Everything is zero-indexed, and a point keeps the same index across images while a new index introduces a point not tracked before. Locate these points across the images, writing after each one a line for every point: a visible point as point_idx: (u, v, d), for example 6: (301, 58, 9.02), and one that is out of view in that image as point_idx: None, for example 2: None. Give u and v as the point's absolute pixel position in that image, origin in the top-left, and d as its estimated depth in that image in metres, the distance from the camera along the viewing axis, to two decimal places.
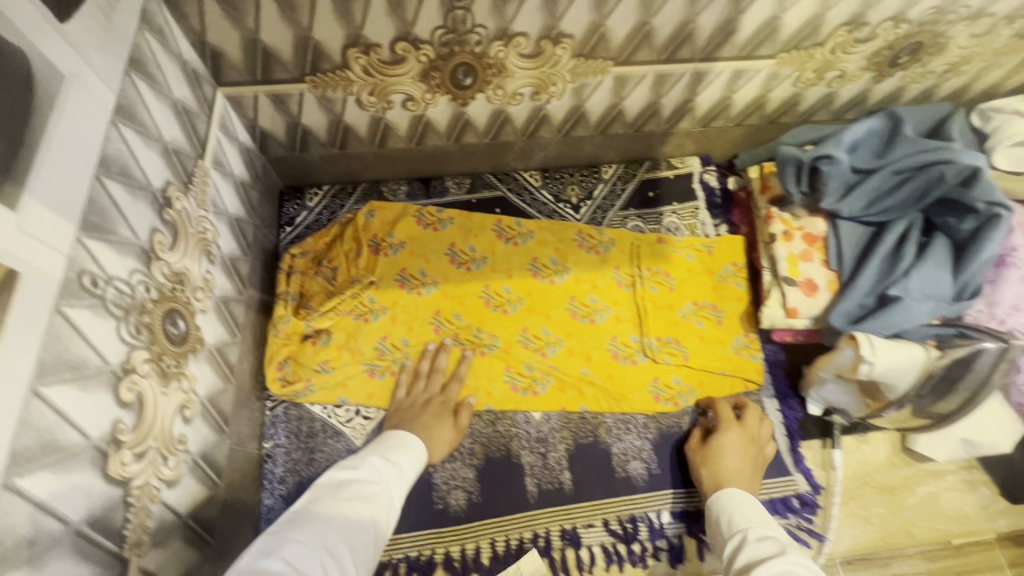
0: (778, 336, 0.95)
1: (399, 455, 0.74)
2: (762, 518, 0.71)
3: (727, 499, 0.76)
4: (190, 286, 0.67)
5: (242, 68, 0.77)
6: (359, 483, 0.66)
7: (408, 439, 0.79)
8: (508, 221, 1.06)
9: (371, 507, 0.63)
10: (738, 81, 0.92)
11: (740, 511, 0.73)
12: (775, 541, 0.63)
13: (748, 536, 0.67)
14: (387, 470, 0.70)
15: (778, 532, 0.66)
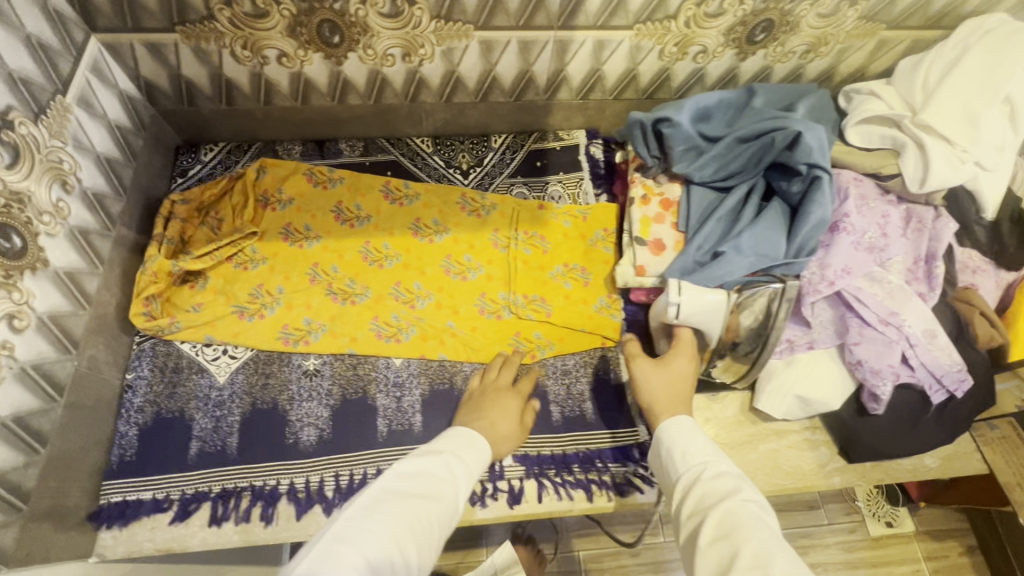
0: (635, 297, 0.98)
1: (471, 452, 0.72)
2: (711, 445, 0.68)
3: (678, 427, 0.70)
4: (32, 208, 0.72)
5: (111, 14, 0.82)
6: (432, 478, 0.65)
7: (479, 437, 0.76)
8: (396, 183, 1.11)
9: (439, 507, 0.62)
10: (602, 51, 0.98)
11: (687, 438, 0.69)
12: (733, 479, 0.62)
13: (704, 472, 0.64)
14: (458, 466, 0.68)
15: (728, 465, 0.65)
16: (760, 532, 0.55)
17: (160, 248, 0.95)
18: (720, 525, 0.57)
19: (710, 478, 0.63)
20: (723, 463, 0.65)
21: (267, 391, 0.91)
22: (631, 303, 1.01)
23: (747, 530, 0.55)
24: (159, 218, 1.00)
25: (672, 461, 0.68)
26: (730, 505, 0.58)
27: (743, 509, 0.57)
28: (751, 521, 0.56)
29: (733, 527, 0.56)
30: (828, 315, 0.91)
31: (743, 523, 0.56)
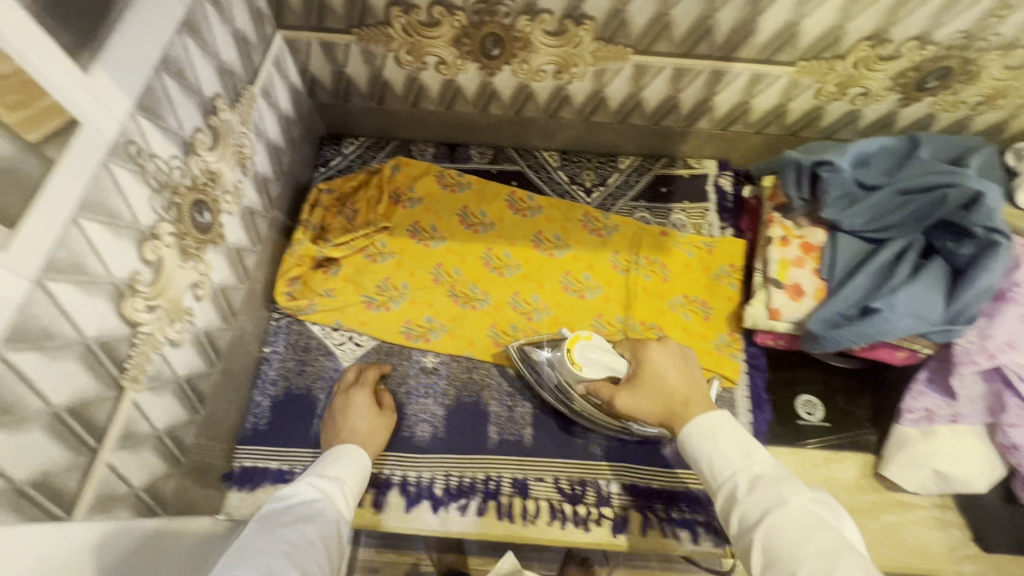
0: (760, 339, 0.96)
1: (337, 466, 0.77)
2: (742, 444, 0.67)
3: (698, 438, 0.68)
4: (221, 187, 0.78)
5: (300, 14, 0.89)
6: (301, 506, 0.69)
7: (349, 449, 0.81)
8: (521, 194, 1.12)
9: (318, 525, 0.67)
10: (756, 85, 0.95)
11: (713, 445, 0.67)
12: (774, 488, 0.62)
13: (739, 483, 0.64)
14: (330, 485, 0.74)
15: (761, 465, 0.65)
16: (821, 547, 0.56)
17: (305, 234, 1.02)
18: (775, 544, 0.58)
19: (749, 492, 0.63)
20: (757, 466, 0.65)
21: (388, 382, 0.95)
22: (752, 344, 0.98)
23: (805, 546, 0.56)
24: (305, 204, 1.07)
25: (703, 468, 0.68)
26: (780, 520, 0.59)
27: (791, 519, 0.59)
28: (805, 537, 0.57)
29: (787, 545, 0.57)
30: (978, 390, 0.84)
31: (796, 539, 0.57)
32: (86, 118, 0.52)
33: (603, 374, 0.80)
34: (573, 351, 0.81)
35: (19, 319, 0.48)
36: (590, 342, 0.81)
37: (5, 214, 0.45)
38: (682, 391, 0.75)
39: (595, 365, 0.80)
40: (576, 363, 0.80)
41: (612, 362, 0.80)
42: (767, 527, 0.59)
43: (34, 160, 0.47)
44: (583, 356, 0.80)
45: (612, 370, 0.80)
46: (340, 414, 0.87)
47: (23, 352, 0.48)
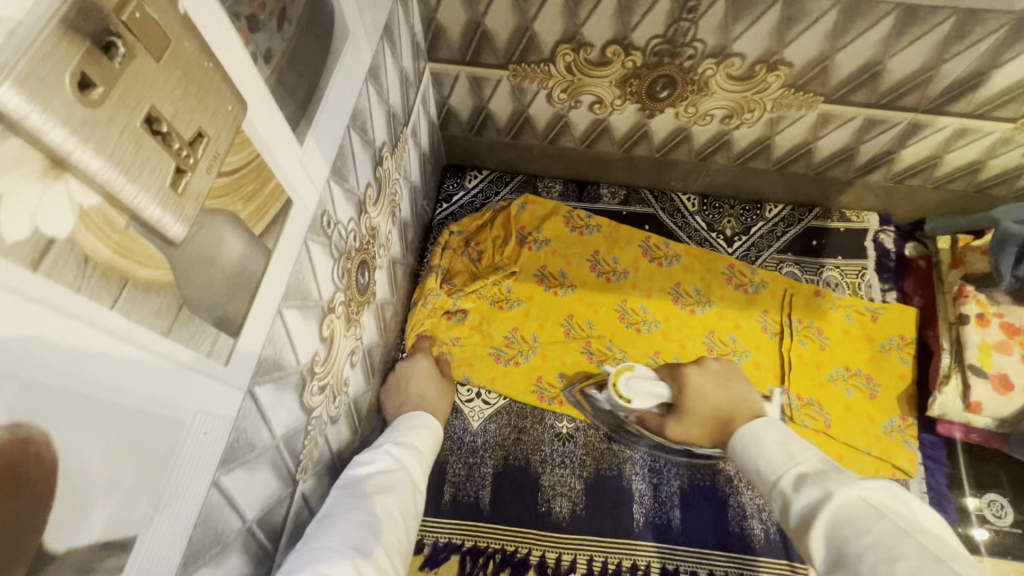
0: (944, 428, 0.86)
1: (417, 436, 0.69)
2: (787, 447, 0.60)
3: (741, 446, 0.63)
4: (378, 242, 0.71)
5: (455, 48, 0.81)
6: (377, 475, 0.60)
7: (417, 417, 0.73)
8: (657, 240, 1.03)
9: (398, 499, 0.58)
10: (957, 140, 0.84)
11: (756, 452, 0.61)
12: (821, 482, 0.52)
13: (786, 479, 0.56)
14: (407, 455, 0.65)
15: (810, 465, 0.56)
16: (881, 536, 0.45)
17: (436, 280, 0.96)
18: (834, 543, 0.47)
19: (796, 491, 0.54)
20: (805, 465, 0.56)
21: (520, 448, 0.88)
22: (929, 432, 0.88)
23: (861, 539, 0.45)
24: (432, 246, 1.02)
25: (757, 476, 0.60)
26: (831, 511, 0.49)
27: (850, 509, 0.48)
28: (861, 527, 0.46)
29: (845, 540, 0.46)
30: None
31: (853, 531, 0.46)
32: (297, 195, 0.46)
33: (655, 403, 0.78)
34: (618, 385, 0.78)
35: (232, 438, 0.41)
36: (633, 373, 0.79)
37: (232, 324, 0.38)
38: (726, 408, 0.72)
39: (645, 396, 0.78)
40: (626, 398, 0.78)
41: (657, 389, 0.77)
42: (821, 521, 0.49)
43: (257, 254, 0.41)
44: (630, 389, 0.78)
45: (661, 398, 0.77)
46: (406, 377, 0.86)
47: (230, 472, 0.42)
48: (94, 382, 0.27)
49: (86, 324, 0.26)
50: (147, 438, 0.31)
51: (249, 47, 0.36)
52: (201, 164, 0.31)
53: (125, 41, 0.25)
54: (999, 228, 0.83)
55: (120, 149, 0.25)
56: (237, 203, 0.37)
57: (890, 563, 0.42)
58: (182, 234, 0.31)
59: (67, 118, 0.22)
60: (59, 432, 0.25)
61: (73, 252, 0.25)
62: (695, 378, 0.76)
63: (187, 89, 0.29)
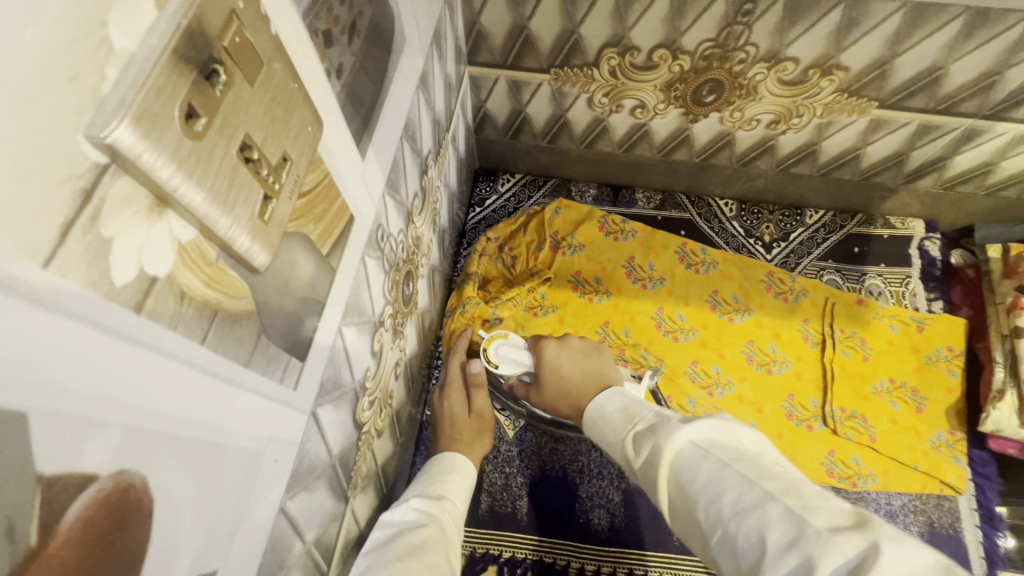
0: (996, 444, 0.83)
1: (445, 485, 0.69)
2: (626, 410, 0.59)
3: (600, 428, 0.60)
4: (421, 251, 0.70)
5: (497, 52, 0.80)
6: (408, 534, 0.57)
7: (443, 460, 0.75)
8: (694, 246, 1.00)
9: (427, 556, 0.53)
10: (1015, 146, 0.81)
11: (604, 426, 0.60)
12: (653, 436, 0.51)
13: (629, 443, 0.54)
14: (434, 506, 0.63)
15: (643, 420, 0.54)
16: (708, 479, 0.43)
17: (473, 288, 0.95)
18: (675, 495, 0.46)
19: (637, 453, 0.52)
20: (641, 423, 0.55)
21: (557, 458, 0.87)
22: (980, 447, 0.85)
23: (693, 487, 0.44)
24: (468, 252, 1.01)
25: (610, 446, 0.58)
26: (665, 466, 0.47)
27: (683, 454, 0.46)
28: (689, 470, 0.45)
29: (682, 490, 0.45)
30: None
31: (686, 480, 0.45)
32: (359, 211, 0.45)
33: (520, 371, 0.83)
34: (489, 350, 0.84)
35: (297, 460, 0.40)
36: (505, 341, 0.84)
37: (301, 347, 0.37)
38: (577, 381, 0.72)
39: (510, 363, 0.83)
40: (494, 362, 0.83)
41: (521, 357, 0.82)
42: (660, 479, 0.47)
43: (324, 274, 0.40)
44: (499, 355, 0.84)
45: (525, 367, 0.82)
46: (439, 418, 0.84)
47: (295, 495, 0.41)
48: (182, 420, 0.26)
49: (179, 363, 0.25)
50: (226, 471, 0.30)
51: (325, 63, 0.35)
52: (285, 190, 0.30)
53: (227, 68, 0.23)
54: None
55: (218, 180, 0.24)
56: (309, 224, 0.35)
57: (716, 504, 0.41)
58: (265, 262, 0.30)
59: (175, 154, 0.21)
60: (153, 475, 0.24)
61: (172, 289, 0.23)
62: (549, 352, 0.78)
63: (275, 113, 0.28)
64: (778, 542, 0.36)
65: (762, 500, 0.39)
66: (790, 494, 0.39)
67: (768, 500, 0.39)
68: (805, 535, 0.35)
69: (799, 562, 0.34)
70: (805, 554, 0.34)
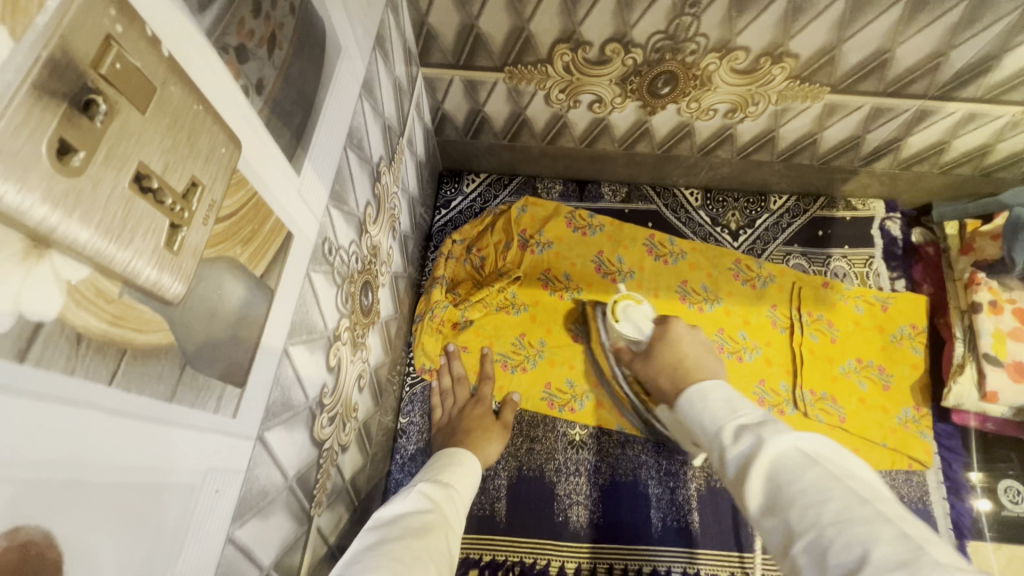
0: (959, 418, 0.85)
1: (452, 473, 0.68)
2: (732, 402, 0.56)
3: (698, 405, 0.58)
4: (379, 260, 0.69)
5: (449, 52, 0.78)
6: (412, 516, 0.57)
7: (456, 454, 0.73)
8: (661, 238, 1.00)
9: (428, 539, 0.53)
10: (965, 125, 0.82)
11: (701, 408, 0.57)
12: (755, 430, 0.49)
13: (722, 436, 0.52)
14: (439, 493, 0.63)
15: (750, 417, 0.52)
16: (813, 483, 0.42)
17: (441, 292, 0.94)
18: (768, 492, 0.44)
19: (734, 441, 0.50)
20: (746, 417, 0.53)
21: (533, 458, 0.87)
22: (944, 421, 0.87)
23: (793, 488, 0.43)
24: (435, 257, 1.00)
25: (698, 427, 0.56)
26: (764, 465, 0.46)
27: (789, 457, 0.45)
28: (794, 473, 0.44)
29: (779, 489, 0.44)
30: None
31: (786, 480, 0.44)
32: (297, 226, 0.43)
33: (631, 338, 0.85)
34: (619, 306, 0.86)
35: (244, 487, 0.39)
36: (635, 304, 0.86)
37: (238, 373, 0.36)
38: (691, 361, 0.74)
39: (631, 325, 0.85)
40: (616, 317, 0.85)
41: (644, 328, 0.84)
42: (755, 474, 0.46)
43: (261, 297, 0.38)
44: (624, 313, 0.85)
45: (639, 337, 0.84)
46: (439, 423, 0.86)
47: (243, 524, 0.40)
48: (93, 466, 0.25)
49: (82, 409, 0.24)
50: (155, 510, 0.29)
51: (240, 79, 0.33)
52: (197, 216, 0.29)
53: (106, 96, 0.22)
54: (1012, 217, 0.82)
55: (109, 215, 0.23)
56: (236, 247, 0.34)
57: (817, 509, 0.40)
58: (181, 293, 0.29)
59: (47, 193, 0.20)
60: (58, 525, 0.23)
61: (63, 332, 0.22)
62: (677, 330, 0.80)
63: (177, 137, 0.27)
64: (887, 558, 0.35)
65: (873, 517, 0.38)
66: (906, 523, 0.38)
67: (880, 519, 0.38)
68: (918, 559, 0.34)
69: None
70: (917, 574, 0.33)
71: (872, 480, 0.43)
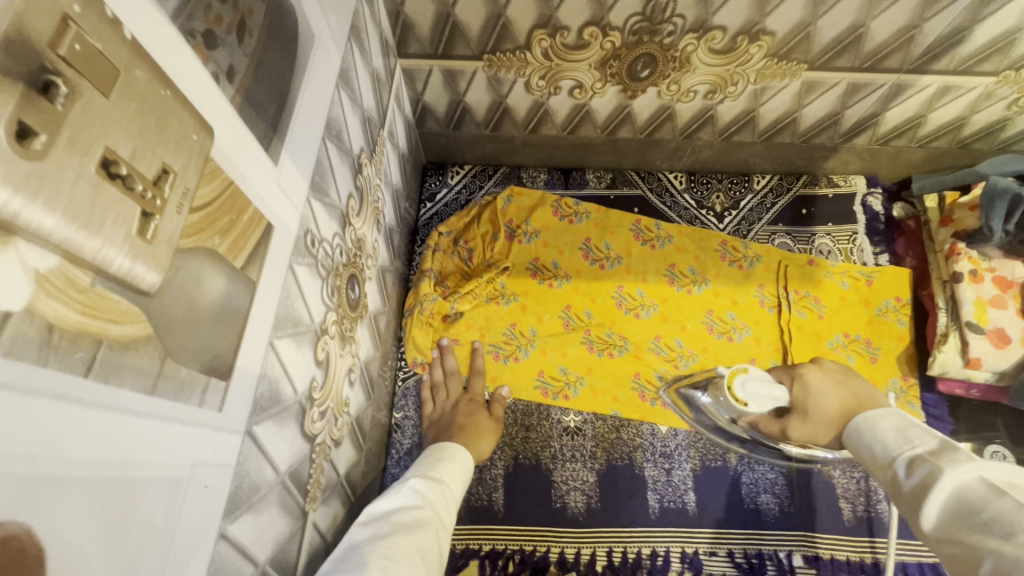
0: (945, 387, 0.87)
1: (445, 470, 0.68)
2: (904, 432, 0.55)
3: (864, 433, 0.58)
4: (365, 253, 0.68)
5: (426, 41, 0.78)
6: (403, 511, 0.57)
7: (451, 451, 0.72)
8: (647, 222, 1.01)
9: (420, 535, 0.53)
10: (941, 97, 0.83)
11: (870, 436, 0.57)
12: (933, 460, 0.48)
13: (898, 468, 0.51)
14: (432, 489, 0.62)
15: (925, 447, 0.51)
16: (999, 514, 0.40)
17: (430, 285, 0.94)
18: (946, 520, 0.44)
19: (907, 474, 0.50)
20: (922, 448, 0.51)
21: (529, 446, 0.87)
22: (931, 391, 0.89)
23: (976, 518, 0.41)
24: (423, 250, 0.99)
25: (868, 459, 0.57)
26: (945, 495, 0.45)
27: (974, 488, 0.43)
28: (975, 503, 0.42)
29: (957, 516, 0.43)
30: None
31: (966, 509, 0.43)
32: (276, 217, 0.43)
33: (770, 405, 0.75)
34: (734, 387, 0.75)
35: (235, 482, 0.39)
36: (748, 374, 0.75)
37: (222, 365, 0.36)
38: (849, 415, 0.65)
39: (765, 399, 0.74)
40: (742, 401, 0.75)
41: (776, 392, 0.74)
42: (934, 500, 0.45)
43: (241, 289, 0.38)
44: (746, 391, 0.75)
45: (781, 401, 0.74)
46: (431, 417, 0.86)
47: (237, 519, 0.40)
48: (75, 460, 0.24)
49: (58, 401, 0.23)
50: (141, 505, 0.29)
51: (209, 66, 0.32)
52: (170, 204, 0.28)
53: (66, 77, 0.22)
54: (990, 185, 0.83)
55: (75, 200, 0.23)
56: (214, 237, 0.34)
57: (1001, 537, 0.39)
58: (157, 283, 0.28)
59: (8, 176, 0.20)
60: (41, 519, 0.23)
61: (34, 321, 0.22)
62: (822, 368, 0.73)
63: (145, 123, 0.26)
64: None
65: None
66: None
67: None
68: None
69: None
70: None
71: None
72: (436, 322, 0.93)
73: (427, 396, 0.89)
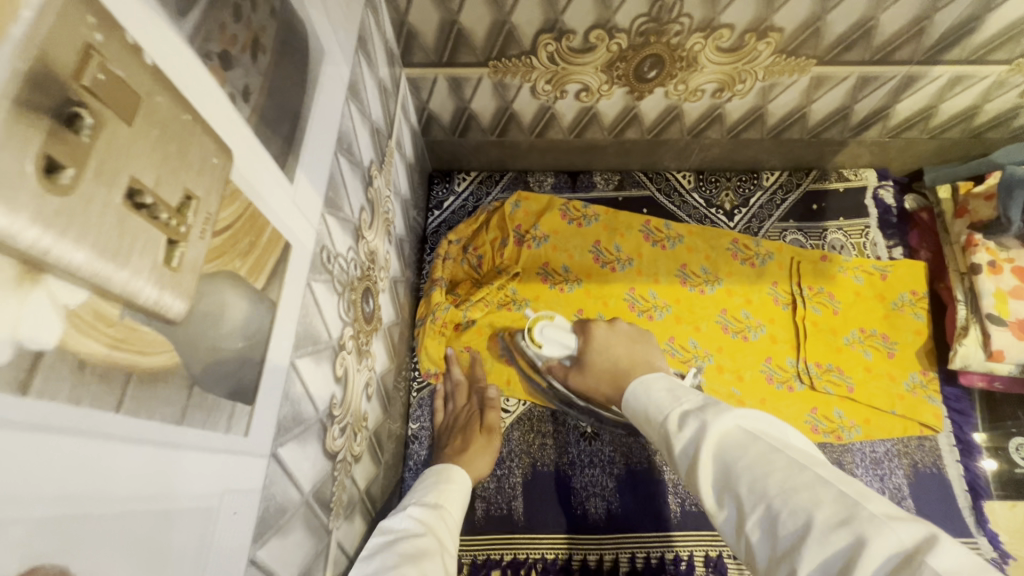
0: (967, 380, 0.86)
1: (442, 492, 0.67)
2: (674, 391, 0.56)
3: (651, 400, 0.56)
4: (378, 265, 0.68)
5: (431, 50, 0.77)
6: (406, 542, 0.55)
7: (447, 472, 0.72)
8: (657, 223, 1.00)
9: (425, 563, 0.51)
10: (952, 88, 0.82)
11: (646, 400, 0.57)
12: (699, 413, 0.49)
13: (667, 424, 0.51)
14: (431, 515, 0.61)
15: (692, 401, 0.52)
16: (755, 458, 0.42)
17: (441, 293, 0.94)
18: (718, 476, 0.43)
19: (679, 429, 0.50)
20: (688, 403, 0.52)
21: (546, 453, 0.86)
22: (951, 384, 0.87)
23: (739, 465, 0.42)
24: (432, 258, 0.99)
25: (647, 419, 0.56)
26: (712, 446, 0.45)
27: (733, 434, 0.45)
28: (739, 451, 0.43)
29: (727, 470, 0.43)
30: None
31: (730, 459, 0.43)
32: (293, 235, 0.42)
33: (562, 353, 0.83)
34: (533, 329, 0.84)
35: (262, 506, 0.38)
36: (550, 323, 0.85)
37: (247, 391, 0.35)
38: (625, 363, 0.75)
39: (554, 345, 0.83)
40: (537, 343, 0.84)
41: (567, 340, 0.83)
42: (703, 458, 0.45)
43: (263, 311, 0.37)
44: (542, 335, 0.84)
45: (569, 350, 0.83)
46: (446, 426, 0.86)
47: (264, 544, 0.39)
48: (93, 499, 0.23)
49: (92, 438, 0.23)
50: (168, 539, 0.28)
51: (226, 87, 0.32)
52: (194, 230, 0.28)
53: (92, 109, 0.21)
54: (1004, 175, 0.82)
55: (102, 233, 0.22)
56: (235, 261, 0.33)
57: (763, 481, 0.40)
58: (183, 311, 0.28)
59: (37, 214, 0.19)
60: (77, 561, 0.22)
61: (65, 359, 0.21)
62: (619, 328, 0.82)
63: (167, 150, 0.25)
64: (830, 520, 0.35)
65: (813, 483, 0.38)
66: (844, 483, 0.38)
67: (820, 484, 0.38)
68: (857, 514, 0.35)
69: (850, 538, 0.34)
70: (858, 530, 0.34)
71: (804, 448, 0.44)
72: (448, 331, 0.93)
73: (439, 406, 0.88)
